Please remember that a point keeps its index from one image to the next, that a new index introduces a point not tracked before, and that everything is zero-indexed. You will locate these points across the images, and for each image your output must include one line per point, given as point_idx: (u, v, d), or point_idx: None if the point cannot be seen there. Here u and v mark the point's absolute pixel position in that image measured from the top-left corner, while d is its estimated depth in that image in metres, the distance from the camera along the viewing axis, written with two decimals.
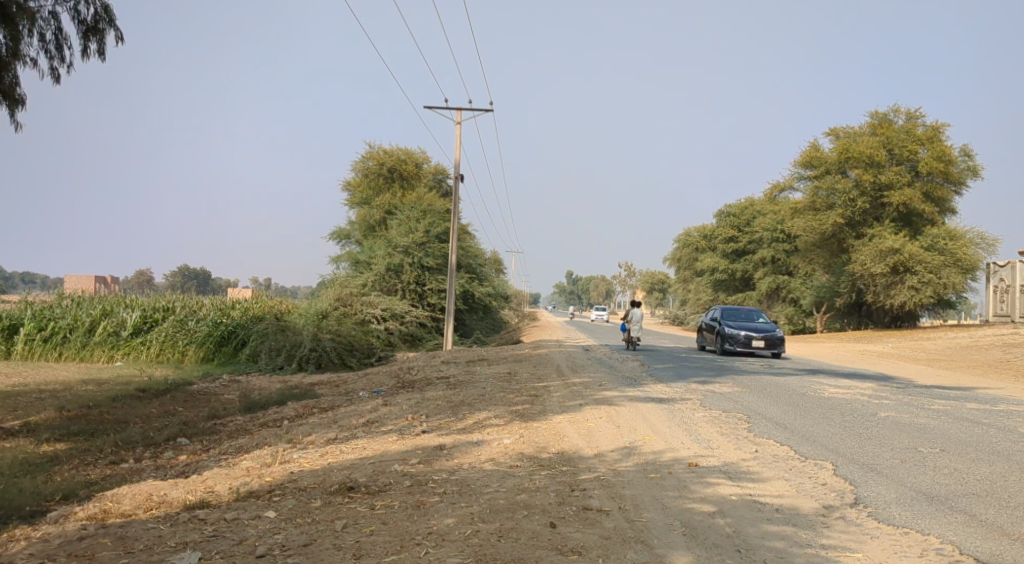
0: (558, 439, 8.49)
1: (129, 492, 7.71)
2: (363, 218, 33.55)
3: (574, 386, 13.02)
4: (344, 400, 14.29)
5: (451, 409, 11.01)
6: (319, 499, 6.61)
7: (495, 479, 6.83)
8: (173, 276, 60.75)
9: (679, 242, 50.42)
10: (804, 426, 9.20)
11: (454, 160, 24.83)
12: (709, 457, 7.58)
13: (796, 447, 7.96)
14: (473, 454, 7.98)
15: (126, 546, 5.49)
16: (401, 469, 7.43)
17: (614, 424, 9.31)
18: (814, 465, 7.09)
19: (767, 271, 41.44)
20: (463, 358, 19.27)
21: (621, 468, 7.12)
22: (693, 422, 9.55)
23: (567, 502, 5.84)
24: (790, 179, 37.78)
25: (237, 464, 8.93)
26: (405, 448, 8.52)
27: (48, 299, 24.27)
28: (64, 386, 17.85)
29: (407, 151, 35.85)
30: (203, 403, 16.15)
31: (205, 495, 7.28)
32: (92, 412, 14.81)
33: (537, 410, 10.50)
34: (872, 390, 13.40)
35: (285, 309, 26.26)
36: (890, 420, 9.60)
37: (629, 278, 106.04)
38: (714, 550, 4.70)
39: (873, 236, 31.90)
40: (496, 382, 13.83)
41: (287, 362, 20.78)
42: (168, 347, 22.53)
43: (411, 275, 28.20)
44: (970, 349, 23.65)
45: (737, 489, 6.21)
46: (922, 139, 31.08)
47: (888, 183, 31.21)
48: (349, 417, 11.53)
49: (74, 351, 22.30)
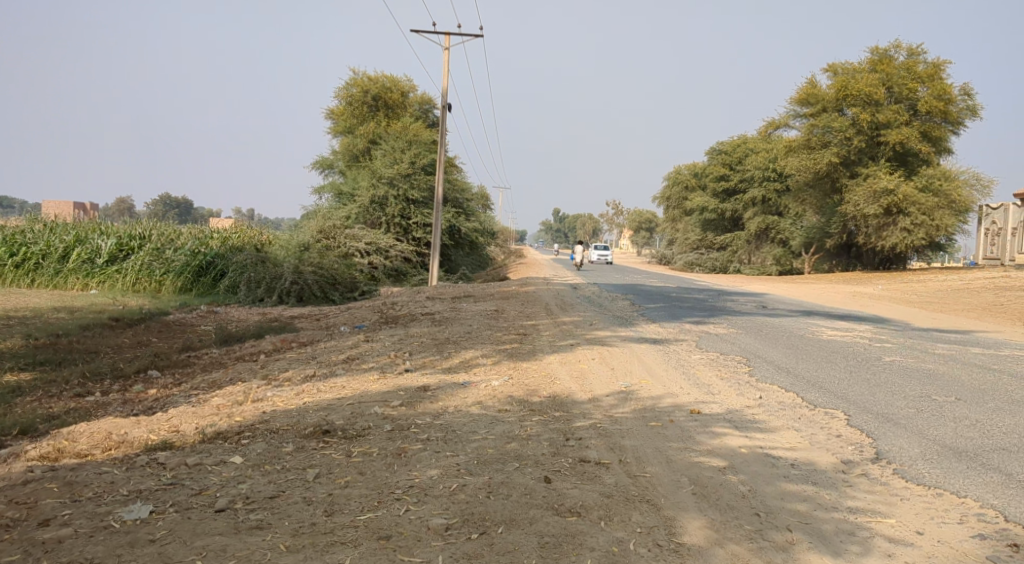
0: (549, 382, 7.99)
1: (87, 429, 7.12)
2: (346, 147, 32.59)
3: (565, 325, 12.50)
4: (324, 335, 13.71)
5: (435, 347, 10.48)
6: (291, 443, 6.06)
7: (482, 425, 6.31)
8: (153, 204, 59.60)
9: (669, 179, 49.66)
10: (808, 372, 8.73)
11: (442, 88, 23.76)
12: (712, 404, 7.09)
13: (804, 394, 7.46)
14: (459, 396, 7.46)
15: (74, 494, 4.90)
16: (381, 412, 6.90)
17: (609, 367, 8.81)
18: (825, 415, 6.62)
19: (757, 211, 40.79)
20: (449, 294, 18.71)
21: (618, 416, 6.61)
22: (691, 365, 9.09)
23: (561, 454, 5.33)
24: (786, 117, 36.89)
25: (207, 402, 8.38)
26: (386, 388, 8.00)
27: (20, 224, 23.30)
28: (34, 313, 17.22)
29: (393, 79, 34.56)
30: (179, 334, 15.58)
31: (169, 435, 6.72)
32: (62, 340, 14.21)
33: (527, 350, 9.97)
34: (872, 333, 12.97)
35: (266, 239, 25.52)
36: (897, 365, 9.18)
37: (616, 216, 105.35)
38: (730, 513, 4.20)
39: (867, 176, 31.33)
40: (483, 319, 13.27)
41: (267, 295, 20.18)
42: (144, 277, 21.96)
43: (396, 207, 27.48)
44: (961, 292, 23.34)
45: (746, 441, 5.72)
46: (923, 76, 30.31)
47: (886, 122, 30.49)
48: (328, 353, 10.99)
49: (48, 278, 21.61)
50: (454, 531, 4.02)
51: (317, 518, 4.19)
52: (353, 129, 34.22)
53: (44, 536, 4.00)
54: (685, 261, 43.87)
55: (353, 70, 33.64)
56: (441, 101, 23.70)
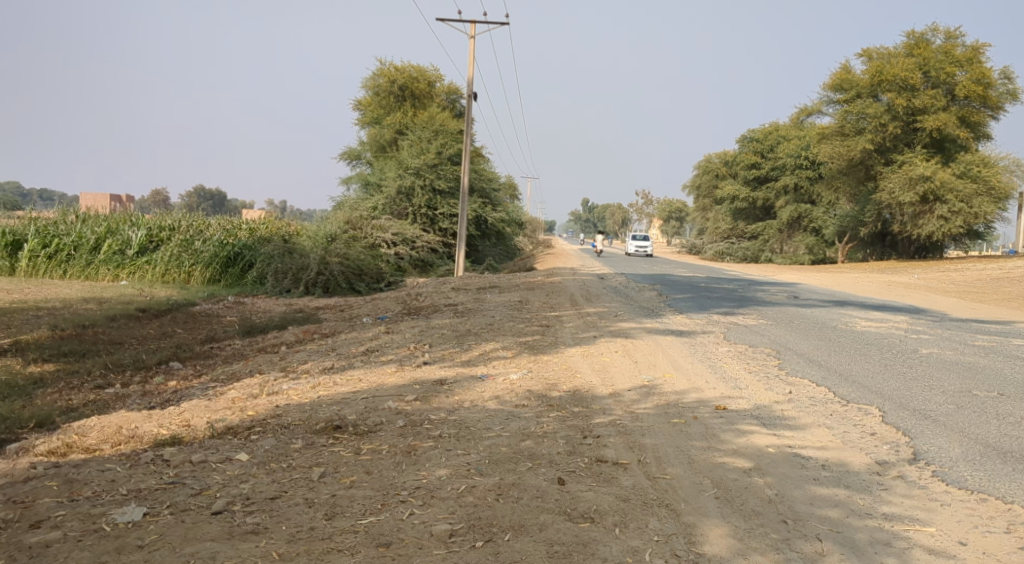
0: (571, 375, 7.74)
1: (97, 424, 6.98)
2: (373, 137, 32.50)
3: (589, 316, 12.21)
4: (346, 326, 13.56)
5: (456, 338, 10.28)
6: (300, 439, 5.87)
7: (498, 421, 6.07)
8: (187, 197, 60.04)
9: (699, 168, 49.01)
10: (840, 365, 8.37)
11: (468, 77, 23.49)
12: (739, 399, 6.79)
13: (836, 389, 7.12)
14: (476, 390, 7.23)
15: (72, 493, 4.75)
16: (395, 407, 6.69)
17: (632, 360, 8.54)
18: (859, 411, 6.29)
19: (790, 199, 39.99)
20: (474, 284, 18.49)
21: (640, 412, 6.33)
22: (718, 358, 8.77)
23: (577, 453, 5.08)
24: (819, 103, 36.14)
25: (222, 395, 8.24)
26: (402, 382, 7.79)
27: (51, 215, 23.43)
28: (63, 304, 17.28)
29: (419, 68, 34.38)
30: (203, 325, 15.53)
31: (179, 430, 6.56)
32: (87, 331, 14.21)
33: (548, 342, 9.72)
34: (907, 324, 12.55)
35: (293, 230, 25.50)
36: (935, 358, 8.79)
37: (645, 205, 104.49)
38: (754, 520, 3.95)
39: (903, 162, 30.52)
40: (506, 310, 13.02)
41: (293, 285, 20.12)
42: (173, 268, 21.99)
43: (422, 198, 27.30)
44: (999, 281, 22.67)
45: (775, 440, 5.41)
46: (961, 60, 29.45)
47: (922, 107, 29.67)
48: (348, 345, 10.82)
49: (79, 269, 21.69)
50: (458, 539, 3.83)
51: (315, 521, 4.02)
52: (380, 119, 34.08)
53: (32, 540, 3.90)
54: (715, 250, 43.26)
55: (379, 60, 33.48)
56: (466, 90, 23.44)
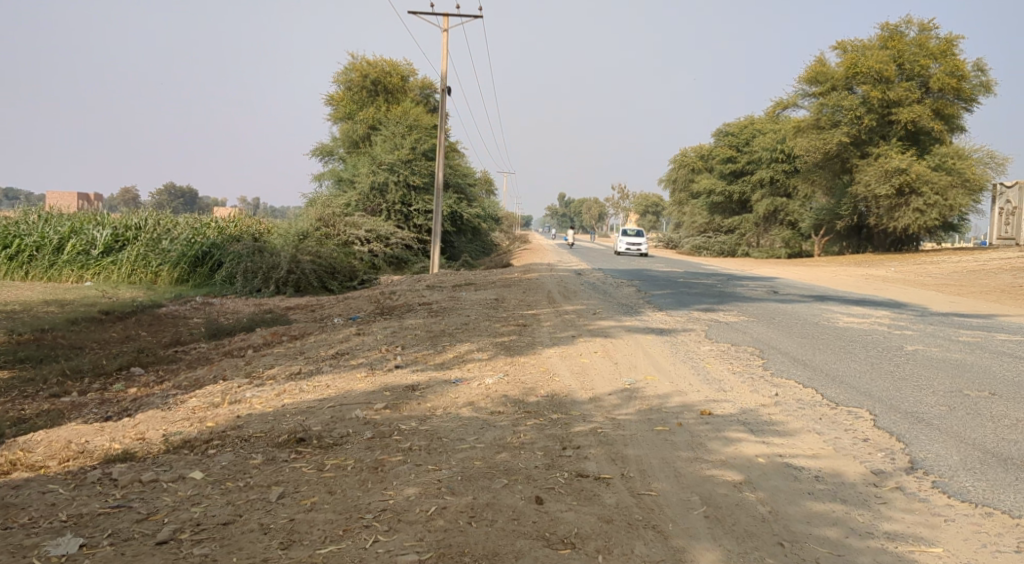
0: (548, 379, 7.42)
1: (45, 438, 6.55)
2: (347, 133, 31.96)
3: (567, 315, 11.87)
4: (316, 328, 13.15)
5: (430, 340, 9.92)
6: (260, 454, 5.51)
7: (472, 431, 5.74)
8: (158, 195, 59.04)
9: (675, 162, 48.83)
10: (825, 364, 8.12)
11: (442, 71, 23.09)
12: (724, 403, 6.50)
13: (823, 391, 6.87)
14: (449, 396, 6.88)
15: (6, 520, 4.37)
16: (363, 416, 6.33)
17: (612, 361, 8.23)
18: (849, 414, 6.04)
19: (766, 193, 39.92)
20: (449, 281, 18.14)
21: (621, 419, 6.03)
22: (701, 358, 8.48)
23: (556, 467, 4.76)
24: (794, 96, 36.10)
25: (182, 404, 7.83)
26: (372, 388, 7.43)
27: (13, 215, 22.75)
28: (24, 307, 16.72)
29: (392, 63, 33.89)
30: (169, 328, 15.04)
31: (133, 444, 6.18)
32: (47, 336, 13.69)
33: (525, 343, 9.39)
34: (890, 319, 12.36)
35: (265, 228, 24.93)
36: (921, 356, 8.57)
37: (622, 199, 104.50)
38: (748, 543, 3.74)
39: (878, 155, 30.52)
40: (482, 309, 12.66)
41: (265, 285, 19.65)
42: (140, 268, 21.42)
43: (396, 194, 26.86)
44: (975, 273, 22.69)
45: (764, 448, 5.13)
46: (935, 53, 29.45)
47: (897, 100, 29.67)
48: (317, 348, 10.43)
49: (43, 270, 21.07)
50: None
51: (271, 552, 3.76)
52: (353, 114, 33.56)
53: None
54: (691, 245, 43.13)
55: (351, 54, 32.95)
56: (440, 85, 23.04)
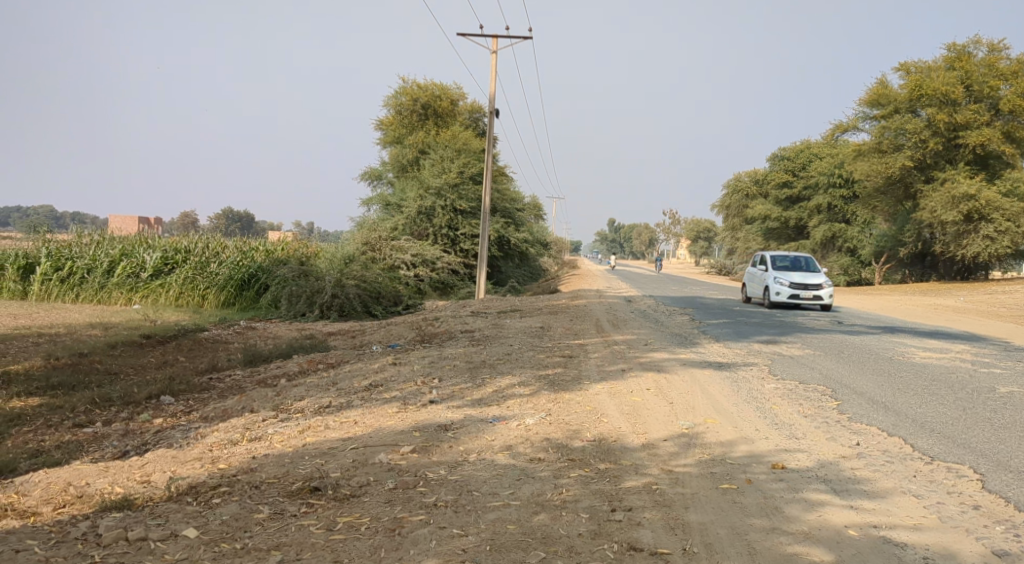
0: (596, 420, 6.65)
1: (44, 478, 6.01)
2: (396, 157, 31.68)
3: (617, 346, 11.05)
4: (354, 356, 12.55)
5: (469, 372, 9.19)
6: (267, 507, 4.87)
7: (507, 483, 5.03)
8: (216, 219, 59.72)
9: (728, 188, 47.61)
10: (911, 408, 7.18)
11: (490, 93, 22.60)
12: (798, 454, 5.67)
13: (914, 441, 5.98)
14: (485, 438, 6.16)
15: None
16: (388, 461, 5.63)
17: (666, 401, 7.39)
18: (950, 472, 5.18)
19: (823, 219, 38.44)
20: (495, 308, 17.47)
21: (679, 471, 5.25)
22: (766, 398, 7.59)
23: (604, 535, 4.16)
24: (855, 120, 34.82)
25: (200, 441, 7.23)
26: (401, 427, 6.74)
27: (67, 237, 22.75)
28: (68, 330, 16.47)
29: (442, 87, 33.68)
30: (208, 354, 14.59)
31: (137, 488, 5.60)
32: (84, 361, 13.32)
33: (571, 376, 8.60)
34: (972, 355, 11.27)
35: (312, 252, 24.57)
36: (1018, 400, 7.59)
37: (674, 225, 102.94)
38: None
39: (945, 180, 29.10)
40: (526, 338, 11.91)
41: (309, 309, 19.17)
42: (187, 291, 21.15)
43: (443, 218, 26.35)
44: None
45: (853, 515, 4.35)
46: (1005, 74, 28.06)
47: (964, 122, 28.32)
48: (350, 379, 9.76)
49: (92, 292, 20.90)
50: None
51: None
52: (402, 138, 33.36)
53: None
54: None
55: (402, 78, 32.80)
56: (488, 107, 22.55)
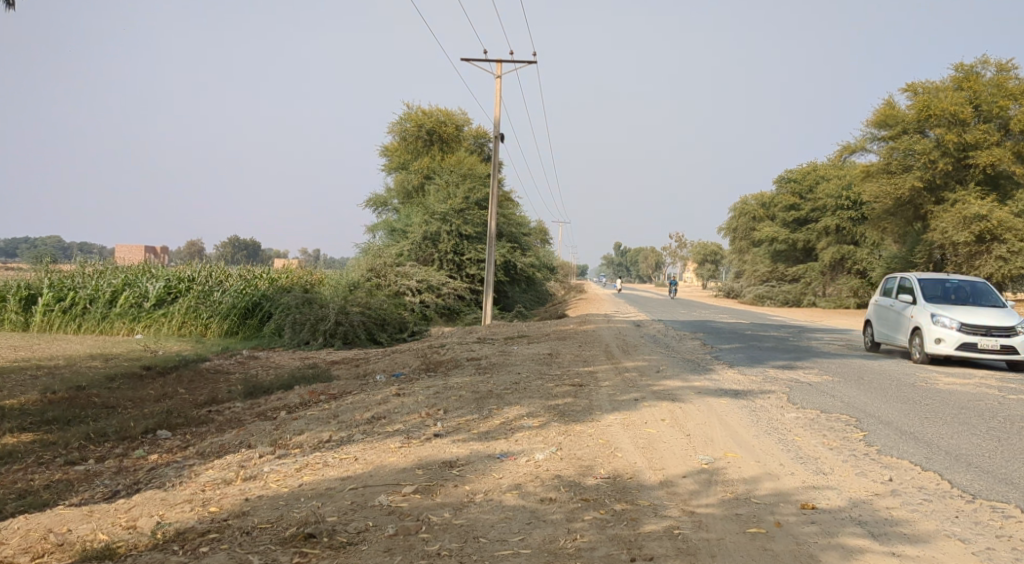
0: (610, 455, 6.26)
1: (25, 524, 5.66)
2: (402, 182, 31.55)
3: (628, 374, 10.67)
4: (357, 386, 12.17)
5: (475, 402, 8.81)
6: (256, 558, 4.51)
7: (517, 527, 4.67)
8: (222, 247, 59.63)
9: (735, 210, 47.29)
10: (944, 440, 6.75)
11: (495, 117, 22.40)
12: (827, 491, 5.28)
13: (953, 477, 5.57)
14: (492, 477, 5.80)
15: None
16: (388, 503, 5.27)
17: (683, 433, 7.01)
18: (996, 512, 4.79)
19: (831, 241, 38.07)
20: (502, 334, 17.10)
21: (701, 513, 4.87)
22: (788, 429, 7.20)
23: None
24: (862, 141, 34.55)
25: (194, 480, 6.87)
26: (403, 464, 6.37)
27: (70, 268, 22.51)
28: (67, 362, 16.14)
29: (447, 112, 33.55)
30: (209, 385, 14.23)
31: (121, 535, 5.24)
32: (81, 394, 12.97)
33: (582, 407, 8.21)
34: (997, 379, 10.84)
35: (316, 280, 24.29)
36: None
37: (680, 249, 102.55)
38: None
39: (956, 201, 28.74)
40: (534, 366, 11.53)
41: (312, 337, 18.81)
42: (190, 320, 20.83)
43: (449, 243, 26.07)
44: None
45: None
46: (1014, 94, 27.73)
47: (974, 142, 27.98)
48: (352, 411, 9.39)
49: (94, 322, 20.59)
50: None
51: None
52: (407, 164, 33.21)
53: None
54: (754, 294, 41.41)
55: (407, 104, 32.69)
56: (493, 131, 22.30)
